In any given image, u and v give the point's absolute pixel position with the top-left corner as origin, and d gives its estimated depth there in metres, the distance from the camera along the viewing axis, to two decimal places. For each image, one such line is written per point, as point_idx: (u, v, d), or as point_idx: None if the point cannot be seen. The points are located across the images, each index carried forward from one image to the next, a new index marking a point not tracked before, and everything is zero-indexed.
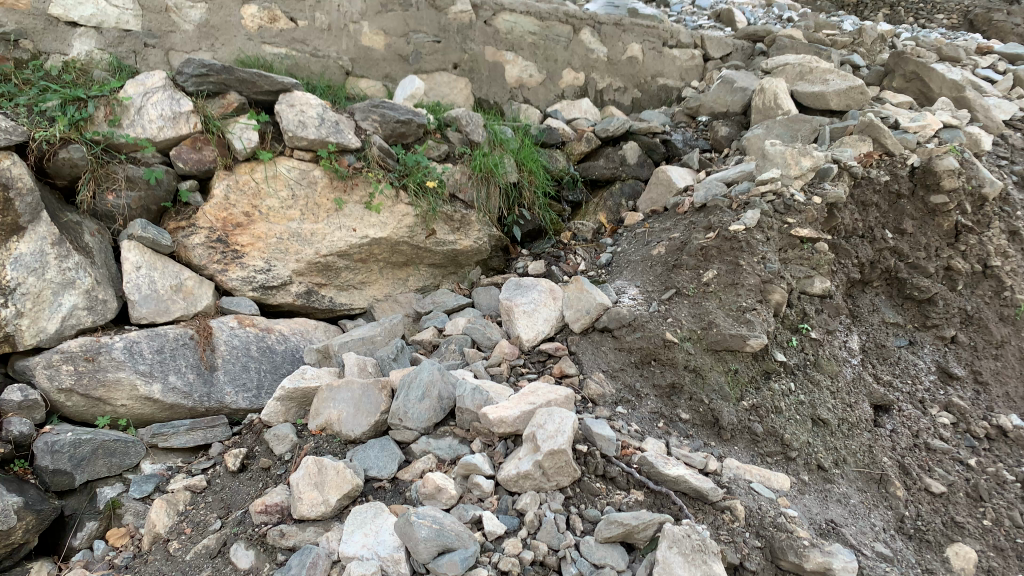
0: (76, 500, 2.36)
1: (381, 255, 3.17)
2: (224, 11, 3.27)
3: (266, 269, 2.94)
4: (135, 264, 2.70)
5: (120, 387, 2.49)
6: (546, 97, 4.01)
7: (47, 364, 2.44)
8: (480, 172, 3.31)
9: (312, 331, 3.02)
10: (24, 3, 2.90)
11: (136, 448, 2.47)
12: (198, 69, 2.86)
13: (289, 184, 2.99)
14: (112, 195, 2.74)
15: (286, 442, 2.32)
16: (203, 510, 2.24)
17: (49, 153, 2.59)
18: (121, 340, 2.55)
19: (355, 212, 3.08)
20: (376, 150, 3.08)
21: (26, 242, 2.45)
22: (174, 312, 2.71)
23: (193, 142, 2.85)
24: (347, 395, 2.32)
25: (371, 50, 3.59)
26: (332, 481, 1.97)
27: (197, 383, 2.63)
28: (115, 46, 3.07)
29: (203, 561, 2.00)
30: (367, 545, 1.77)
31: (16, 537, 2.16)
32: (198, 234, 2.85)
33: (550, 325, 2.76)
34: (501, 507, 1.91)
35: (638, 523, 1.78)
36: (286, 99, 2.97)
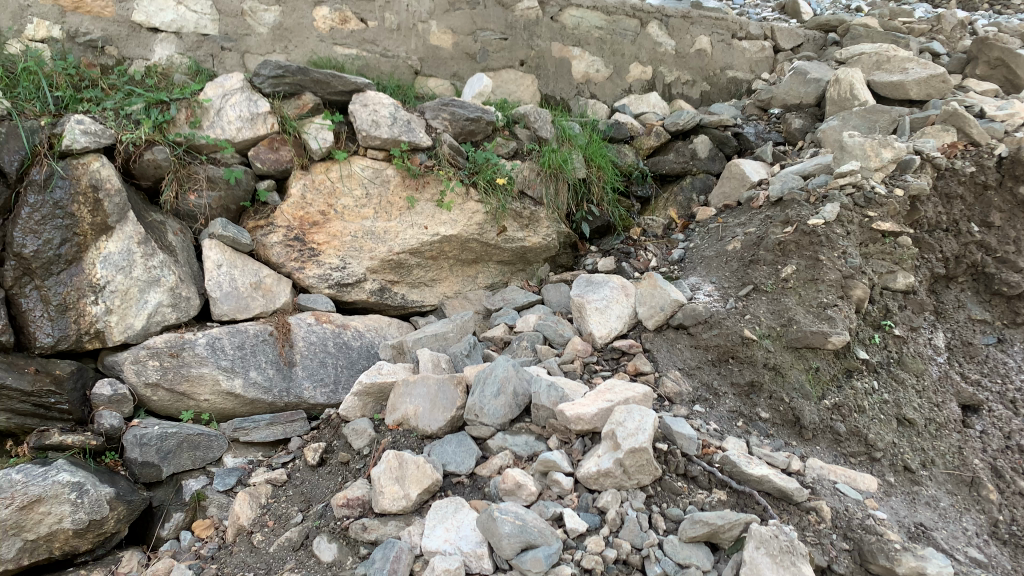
0: (162, 492, 2.43)
1: (452, 252, 3.18)
2: (298, 13, 3.32)
3: (341, 267, 2.97)
4: (216, 262, 2.75)
5: (203, 381, 2.56)
6: (613, 92, 3.97)
7: (134, 359, 2.52)
8: (549, 169, 3.30)
9: (386, 328, 3.04)
10: (109, 11, 3.00)
11: (218, 442, 2.55)
12: (274, 71, 2.91)
13: (363, 183, 3.04)
14: (194, 195, 2.82)
15: (365, 436, 2.35)
16: (284, 503, 2.29)
17: (135, 155, 2.67)
18: (204, 337, 2.62)
19: (426, 210, 3.10)
20: (447, 148, 3.10)
21: (115, 241, 2.54)
22: (253, 308, 2.77)
23: (270, 142, 2.91)
24: (423, 391, 2.33)
25: (439, 49, 3.61)
26: (412, 475, 1.99)
27: (277, 379, 2.69)
28: (194, 49, 3.15)
29: (286, 553, 2.03)
30: (450, 540, 1.78)
31: (108, 526, 2.24)
32: (276, 233, 2.90)
33: (622, 322, 2.73)
34: (581, 505, 1.89)
35: (724, 523, 1.74)
36: (359, 99, 3.02)
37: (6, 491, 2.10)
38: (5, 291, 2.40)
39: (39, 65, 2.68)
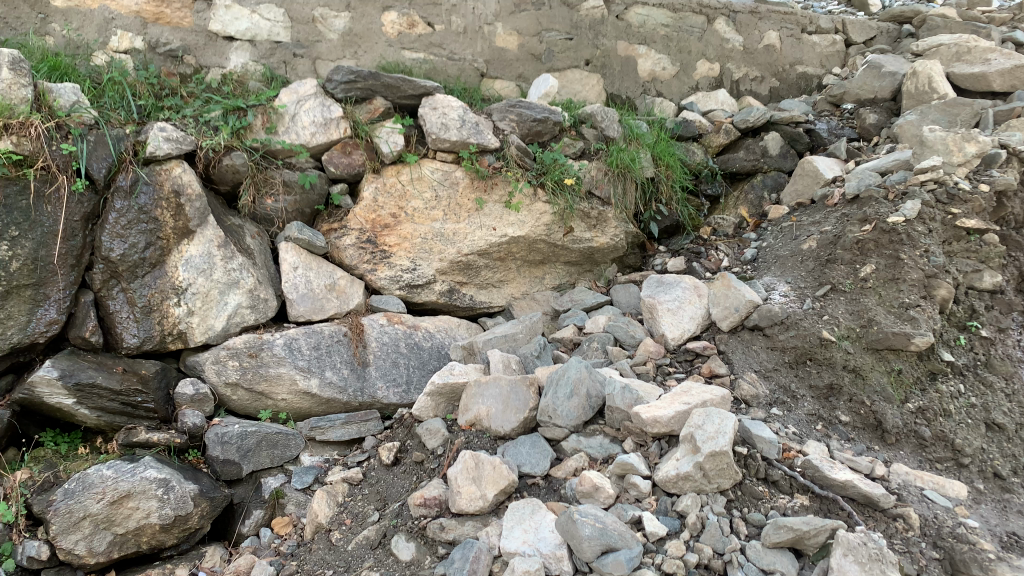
0: (242, 489, 2.49)
1: (519, 253, 3.18)
2: (367, 19, 3.36)
3: (412, 269, 3.01)
4: (292, 264, 2.83)
5: (281, 381, 2.62)
6: (680, 90, 3.90)
7: (215, 359, 2.60)
8: (616, 168, 3.27)
9: (455, 329, 3.06)
10: (188, 21, 3.11)
11: (296, 441, 2.60)
12: (347, 76, 2.96)
13: (433, 185, 3.06)
14: (271, 199, 2.89)
15: (438, 436, 2.36)
16: (361, 502, 2.33)
17: (214, 160, 2.74)
18: (281, 337, 2.68)
19: (495, 211, 3.11)
20: (515, 149, 3.10)
21: (196, 244, 2.61)
22: (328, 309, 2.83)
23: (343, 147, 2.97)
24: (496, 392, 2.33)
25: (505, 50, 3.61)
26: (489, 476, 2.00)
27: (351, 379, 2.73)
28: (267, 57, 3.22)
29: (365, 552, 2.06)
30: (528, 542, 1.78)
31: (193, 522, 2.30)
32: (349, 235, 2.96)
33: (696, 323, 2.69)
34: (660, 508, 1.87)
35: (810, 529, 1.69)
36: (429, 103, 3.04)
37: (98, 486, 2.19)
38: (95, 294, 2.49)
39: (123, 75, 2.79)
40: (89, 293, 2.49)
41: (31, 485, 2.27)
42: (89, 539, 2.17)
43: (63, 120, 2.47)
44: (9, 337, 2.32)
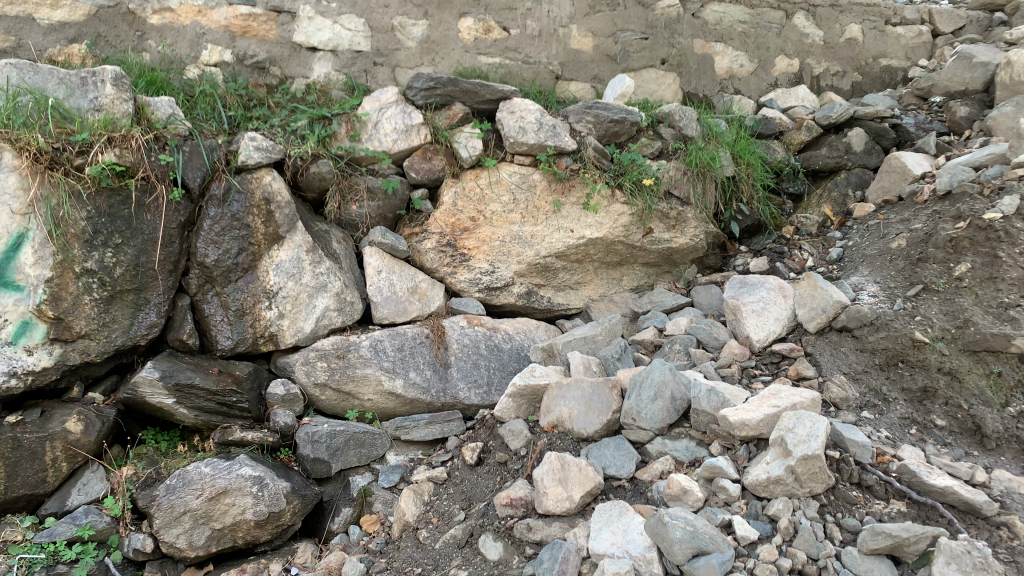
0: (332, 486, 2.56)
1: (597, 255, 3.17)
2: (444, 26, 3.41)
3: (490, 271, 3.04)
4: (376, 268, 2.91)
5: (368, 381, 2.70)
6: (758, 87, 3.83)
7: (305, 361, 2.70)
8: (696, 167, 3.23)
9: (534, 330, 3.07)
10: (273, 33, 3.21)
11: (381, 440, 2.66)
12: (426, 83, 3.01)
13: (511, 189, 3.08)
14: (356, 205, 2.97)
15: (521, 437, 2.38)
16: (446, 501, 2.37)
17: (302, 168, 2.83)
18: (367, 339, 2.76)
19: (572, 213, 3.11)
20: (592, 150, 3.09)
21: (285, 250, 2.71)
22: (411, 312, 2.90)
23: (423, 152, 3.02)
24: (577, 394, 2.31)
25: (580, 52, 3.61)
26: (575, 478, 2.00)
27: (434, 380, 2.78)
28: (349, 66, 3.30)
29: (453, 551, 2.10)
30: (617, 544, 1.79)
31: (285, 519, 2.38)
32: (430, 239, 3.01)
33: (782, 325, 2.63)
34: (750, 513, 1.85)
35: (910, 536, 1.65)
36: (506, 107, 3.06)
37: (197, 483, 2.30)
38: (191, 298, 2.61)
39: (214, 88, 2.91)
40: (185, 297, 2.60)
41: (136, 481, 2.37)
42: (188, 534, 2.26)
43: (161, 131, 2.57)
44: (113, 340, 2.44)
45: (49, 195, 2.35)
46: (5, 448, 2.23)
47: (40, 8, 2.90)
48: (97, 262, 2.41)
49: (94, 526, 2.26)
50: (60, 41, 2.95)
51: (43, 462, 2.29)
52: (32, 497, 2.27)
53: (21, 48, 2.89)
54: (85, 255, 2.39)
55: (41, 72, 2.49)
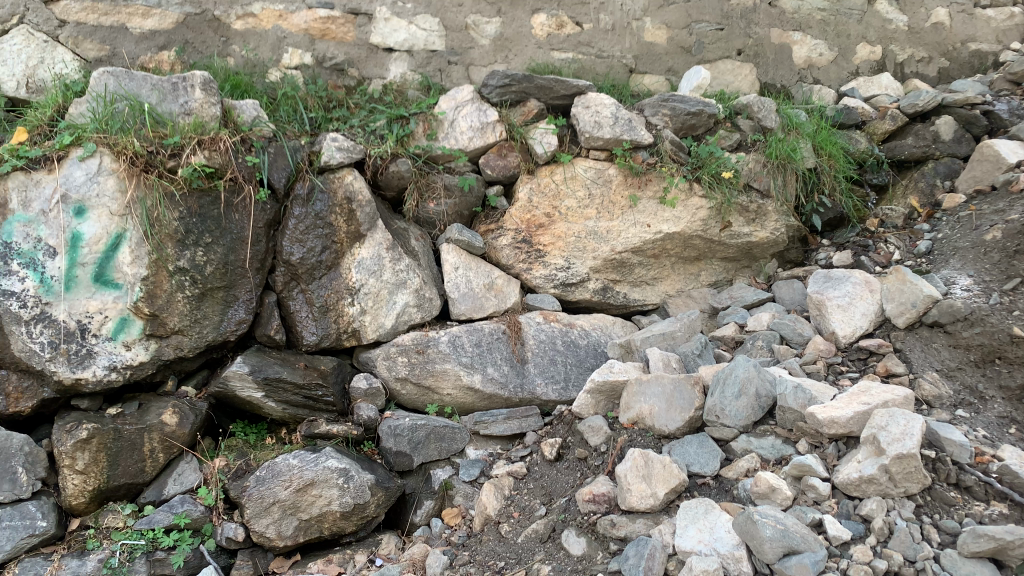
0: (414, 480, 2.60)
1: (674, 249, 3.14)
2: (517, 23, 3.42)
3: (566, 267, 3.04)
4: (453, 265, 2.95)
5: (447, 376, 2.73)
6: (839, 76, 3.71)
7: (386, 355, 2.76)
8: (776, 159, 3.16)
9: (611, 326, 3.05)
10: (351, 35, 3.27)
11: (461, 434, 2.68)
12: (503, 80, 3.03)
13: (587, 184, 3.06)
14: (433, 203, 3.00)
15: (601, 433, 2.35)
16: (527, 495, 2.39)
17: (382, 167, 2.88)
18: (446, 335, 2.81)
19: (649, 207, 3.08)
20: (669, 143, 3.05)
21: (366, 247, 2.77)
22: (487, 308, 2.93)
23: (498, 150, 3.05)
24: (658, 391, 2.29)
25: (654, 45, 3.57)
26: (659, 474, 2.00)
27: (511, 375, 2.79)
28: (424, 65, 3.35)
29: (535, 545, 2.13)
30: (704, 541, 1.77)
31: (370, 511, 2.42)
32: (506, 235, 3.03)
33: (868, 321, 2.56)
34: (842, 512, 1.81)
35: (1015, 539, 1.58)
36: (581, 102, 3.05)
37: (286, 474, 2.37)
38: (277, 295, 2.69)
39: (295, 90, 2.99)
40: (272, 294, 2.68)
41: (228, 472, 2.45)
42: (278, 523, 2.33)
43: (247, 134, 2.66)
44: (205, 335, 2.54)
45: (144, 197, 2.45)
46: (107, 439, 2.35)
47: (132, 17, 3.03)
48: (189, 261, 2.50)
49: (190, 515, 2.35)
50: (151, 49, 3.07)
51: (142, 453, 2.39)
52: (132, 486, 2.39)
53: (115, 57, 3.03)
54: (178, 254, 2.48)
55: (136, 79, 2.59)
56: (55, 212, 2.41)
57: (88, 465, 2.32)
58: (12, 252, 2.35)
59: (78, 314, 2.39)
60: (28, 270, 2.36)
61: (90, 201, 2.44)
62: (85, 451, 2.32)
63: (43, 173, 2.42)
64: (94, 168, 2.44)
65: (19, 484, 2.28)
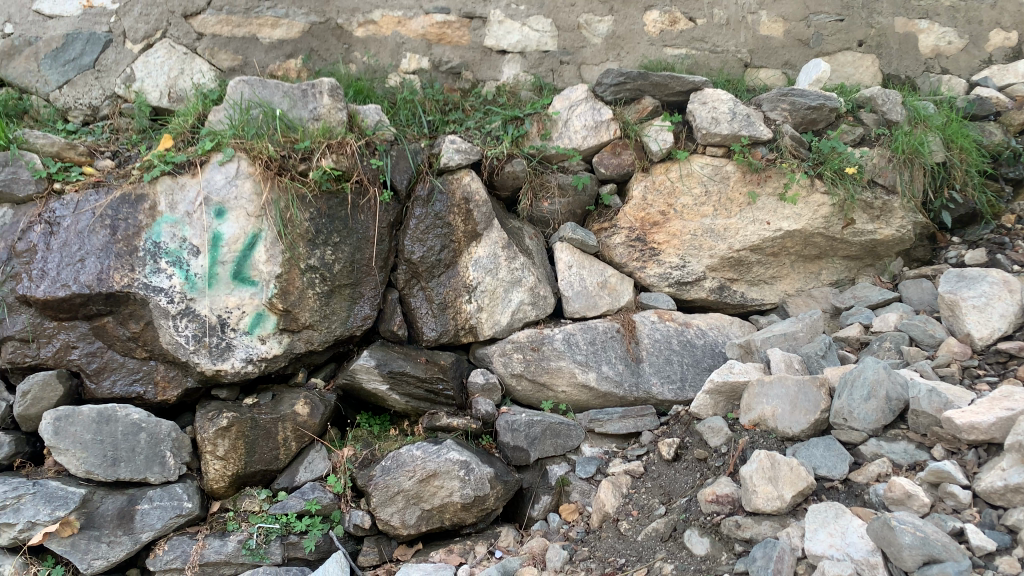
0: (531, 475, 2.65)
1: (794, 248, 3.07)
2: (629, 20, 3.41)
3: (681, 266, 3.02)
4: (567, 263, 2.97)
5: (562, 373, 2.76)
6: (969, 65, 3.50)
7: (502, 352, 2.83)
8: (903, 154, 3.02)
9: (728, 326, 3.00)
10: (466, 39, 3.34)
11: (576, 432, 2.70)
12: (616, 79, 3.03)
13: (703, 181, 3.01)
14: (547, 203, 3.04)
15: (721, 435, 2.33)
16: (645, 494, 2.39)
17: (498, 168, 2.93)
18: (561, 332, 2.83)
19: (768, 204, 3.01)
20: (789, 139, 2.97)
21: (483, 246, 2.83)
22: (601, 306, 2.94)
23: (613, 148, 3.04)
24: (781, 392, 2.25)
25: (770, 38, 3.47)
26: (786, 477, 1.96)
27: (627, 374, 2.80)
28: (536, 66, 3.38)
29: (656, 544, 2.14)
30: (836, 546, 1.74)
31: (490, 503, 2.47)
32: (619, 234, 3.03)
33: (1008, 321, 2.42)
34: (985, 522, 1.75)
35: None
36: (698, 98, 3.01)
37: (410, 465, 2.46)
38: (399, 292, 2.79)
39: (413, 94, 3.10)
40: (394, 291, 2.79)
41: (355, 461, 2.56)
42: (402, 512, 2.43)
43: (370, 138, 2.76)
44: (333, 330, 2.65)
45: (278, 198, 2.58)
46: (246, 427, 2.50)
47: (262, 28, 3.19)
48: (319, 259, 2.62)
49: (320, 501, 2.47)
50: (279, 57, 3.23)
51: (276, 441, 2.53)
52: (267, 472, 2.52)
53: (247, 66, 3.20)
54: (309, 253, 2.61)
55: (269, 87, 2.74)
56: (199, 213, 2.57)
57: (228, 451, 2.47)
58: (161, 252, 2.52)
59: (219, 309, 2.55)
60: (176, 268, 2.52)
61: (229, 203, 2.59)
62: (225, 438, 2.47)
63: (188, 177, 2.59)
64: (233, 172, 2.60)
65: (167, 467, 2.44)
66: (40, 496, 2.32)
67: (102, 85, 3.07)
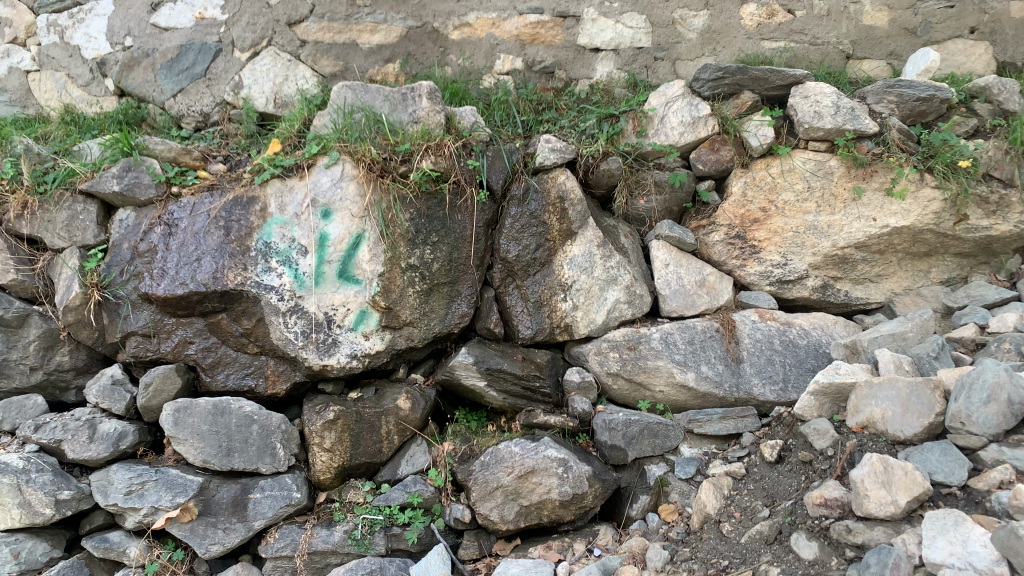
0: (628, 474, 2.63)
1: (901, 245, 2.96)
2: (725, 14, 3.34)
3: (783, 264, 2.96)
4: (664, 262, 2.94)
5: (660, 373, 2.75)
6: None
7: (598, 350, 2.83)
8: (1021, 145, 2.83)
9: (832, 326, 2.91)
10: (559, 38, 3.34)
11: (675, 432, 2.69)
12: (714, 74, 2.98)
13: (806, 176, 2.93)
14: (643, 200, 3.03)
15: (827, 437, 2.27)
16: (748, 496, 2.36)
17: (593, 166, 2.93)
18: (658, 331, 2.81)
19: (874, 200, 2.91)
20: (896, 133, 2.84)
21: (578, 244, 2.83)
22: (699, 306, 2.90)
23: (711, 144, 3.00)
24: (892, 394, 2.17)
25: (874, 28, 3.34)
26: (901, 481, 1.90)
27: (727, 374, 2.76)
28: (630, 63, 3.35)
29: (760, 547, 2.10)
30: (957, 554, 1.70)
31: (588, 501, 2.47)
32: (718, 231, 3.00)
33: None
34: None
35: None
36: (800, 92, 2.93)
37: (508, 460, 2.50)
38: (495, 290, 2.83)
39: (508, 95, 3.14)
40: (490, 289, 2.83)
41: (455, 455, 2.62)
42: (500, 508, 2.46)
43: (467, 139, 2.80)
44: (432, 327, 2.71)
45: (380, 200, 2.66)
46: (351, 420, 2.58)
47: (362, 34, 3.28)
48: (419, 258, 2.68)
49: (422, 494, 2.53)
50: (378, 62, 3.31)
51: (380, 434, 2.60)
52: (370, 465, 2.60)
53: (348, 71, 3.29)
54: (409, 253, 2.67)
55: (371, 91, 2.81)
56: (306, 215, 2.67)
57: (334, 443, 2.55)
58: (271, 252, 2.63)
59: (325, 307, 2.64)
60: (285, 267, 2.63)
61: (334, 205, 2.68)
62: (332, 431, 2.56)
63: (296, 180, 2.70)
64: (338, 174, 2.69)
65: (277, 458, 2.54)
66: (162, 483, 2.47)
67: (212, 92, 3.22)
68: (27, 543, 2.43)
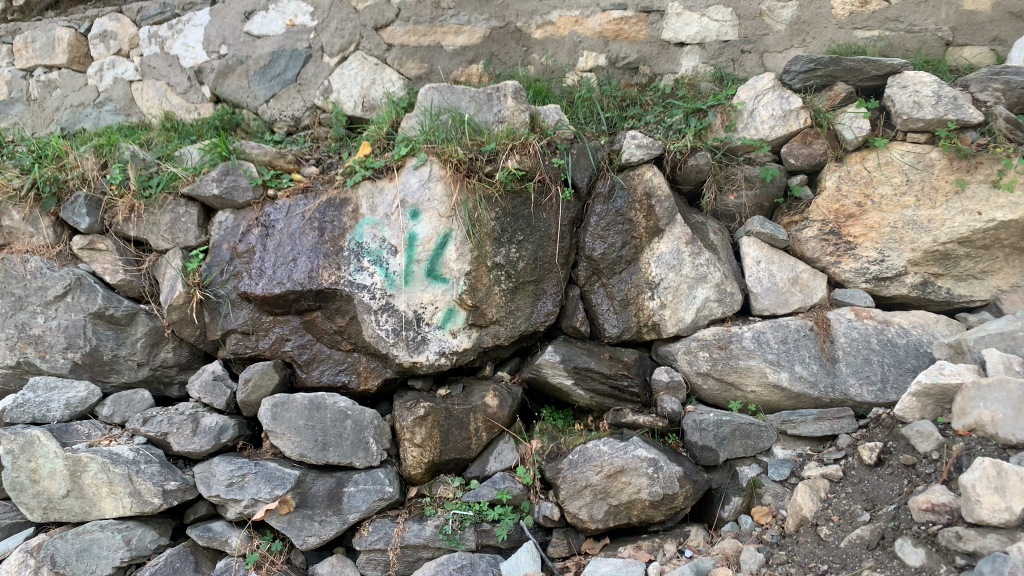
0: (720, 475, 2.60)
1: (1009, 240, 2.79)
2: (816, 4, 3.23)
3: (880, 260, 2.86)
4: (755, 259, 2.89)
5: (751, 373, 2.70)
6: None
7: (686, 350, 2.79)
8: None
9: (933, 324, 2.78)
10: (643, 34, 3.31)
11: (767, 433, 2.63)
12: (806, 66, 2.91)
13: (904, 169, 2.83)
14: (733, 195, 2.97)
15: (932, 440, 2.18)
16: (846, 499, 2.29)
17: (680, 162, 2.89)
18: (750, 331, 2.74)
19: (979, 192, 2.78)
20: (1004, 121, 2.70)
21: (665, 242, 2.79)
22: (792, 304, 2.82)
23: (803, 137, 2.90)
24: (1003, 395, 2.08)
25: (976, 13, 3.18)
26: (1016, 487, 1.84)
27: (822, 374, 2.68)
28: (716, 57, 3.29)
29: (861, 552, 2.06)
30: None
31: (679, 502, 2.45)
32: (811, 227, 2.92)
33: None
34: None
35: None
36: (897, 82, 2.83)
37: (597, 459, 2.49)
38: (580, 288, 2.84)
39: (591, 92, 3.14)
40: (576, 288, 2.84)
41: (543, 454, 2.63)
42: (590, 506, 2.46)
43: (552, 137, 2.80)
44: (519, 325, 2.73)
45: (467, 199, 2.69)
46: (440, 416, 2.61)
47: (446, 36, 3.31)
48: (504, 257, 2.70)
49: (511, 491, 2.54)
50: (462, 63, 3.34)
51: (468, 431, 2.63)
52: (460, 461, 2.64)
53: (433, 73, 3.33)
54: (495, 251, 2.69)
55: (457, 93, 2.85)
56: (396, 215, 2.72)
57: (424, 439, 2.59)
58: (363, 251, 2.70)
59: (415, 305, 2.68)
60: (377, 266, 2.69)
61: (423, 205, 2.72)
62: (423, 427, 2.59)
63: (386, 182, 2.76)
64: (426, 175, 2.73)
65: (370, 453, 2.60)
66: (261, 476, 2.55)
67: (303, 97, 3.31)
68: (137, 530, 2.55)
